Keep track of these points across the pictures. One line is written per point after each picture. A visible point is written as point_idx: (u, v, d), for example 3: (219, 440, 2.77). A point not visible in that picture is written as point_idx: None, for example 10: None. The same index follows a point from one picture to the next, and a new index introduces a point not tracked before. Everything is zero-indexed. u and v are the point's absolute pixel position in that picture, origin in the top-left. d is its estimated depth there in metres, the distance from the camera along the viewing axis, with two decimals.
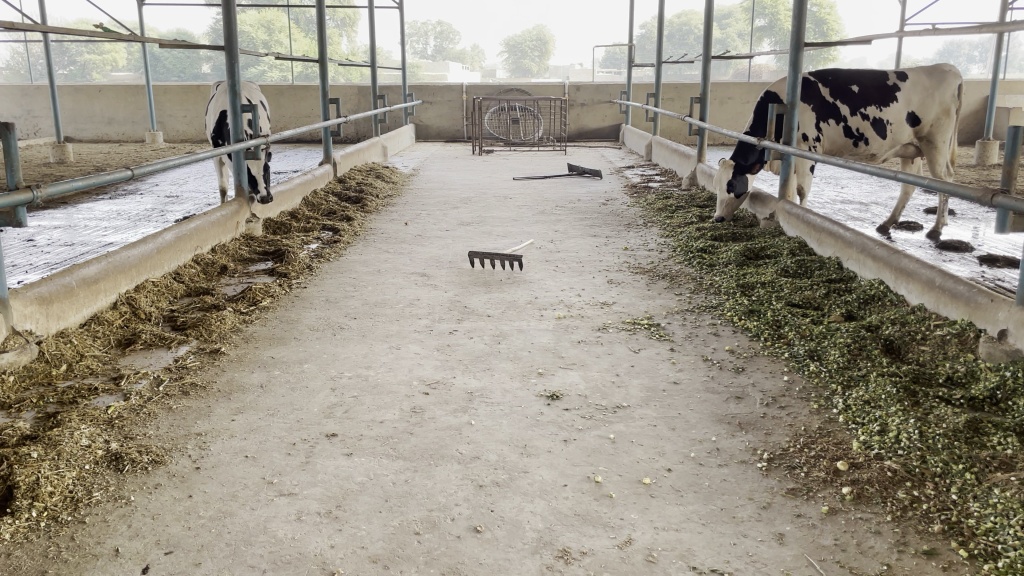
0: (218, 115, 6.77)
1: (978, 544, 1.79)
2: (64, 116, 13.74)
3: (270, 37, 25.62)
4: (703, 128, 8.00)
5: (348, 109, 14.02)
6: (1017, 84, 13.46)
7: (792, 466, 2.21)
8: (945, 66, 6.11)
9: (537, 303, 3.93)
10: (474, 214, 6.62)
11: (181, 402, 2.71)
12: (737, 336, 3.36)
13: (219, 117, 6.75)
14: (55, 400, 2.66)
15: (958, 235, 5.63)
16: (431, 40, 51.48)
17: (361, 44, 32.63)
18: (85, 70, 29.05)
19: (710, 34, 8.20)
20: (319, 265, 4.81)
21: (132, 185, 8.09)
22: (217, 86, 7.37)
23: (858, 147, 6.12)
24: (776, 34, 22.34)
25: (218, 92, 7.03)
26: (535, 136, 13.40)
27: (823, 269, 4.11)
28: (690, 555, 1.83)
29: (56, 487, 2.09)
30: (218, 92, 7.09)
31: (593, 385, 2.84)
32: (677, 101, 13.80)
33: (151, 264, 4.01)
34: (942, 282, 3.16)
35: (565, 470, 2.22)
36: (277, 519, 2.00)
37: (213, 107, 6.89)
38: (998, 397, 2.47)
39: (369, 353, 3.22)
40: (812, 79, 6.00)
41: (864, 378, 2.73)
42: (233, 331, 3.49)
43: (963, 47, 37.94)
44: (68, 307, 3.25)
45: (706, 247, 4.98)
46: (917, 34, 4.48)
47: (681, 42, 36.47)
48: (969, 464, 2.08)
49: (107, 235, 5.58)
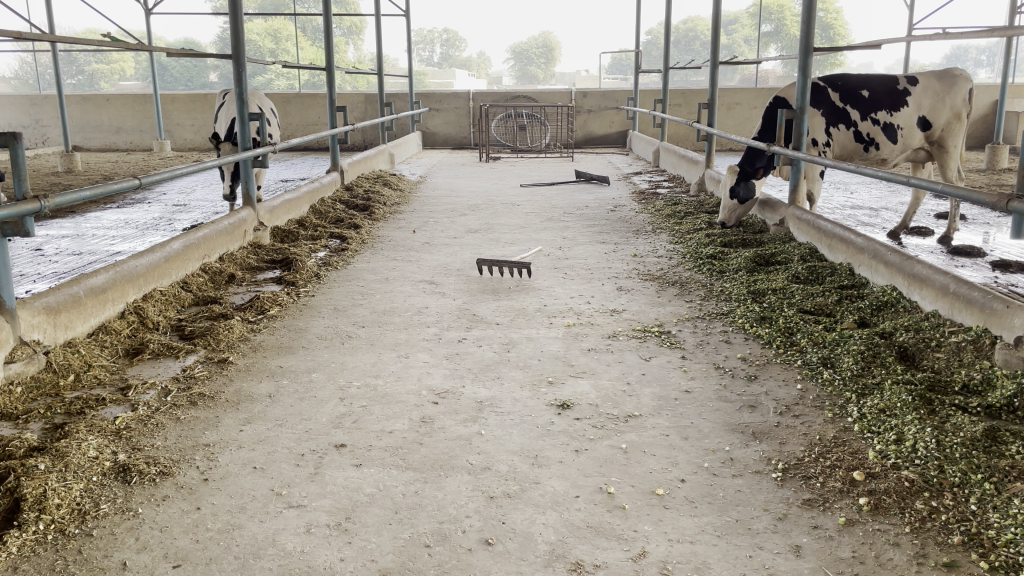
0: (227, 122, 6.77)
1: (999, 556, 1.74)
2: (72, 125, 13.81)
3: (277, 45, 25.79)
4: (711, 134, 7.96)
5: (355, 117, 14.06)
6: None
7: (807, 476, 2.17)
8: (956, 70, 6.07)
9: (546, 310, 3.91)
10: (481, 221, 6.61)
11: (189, 412, 2.70)
12: (748, 344, 3.32)
13: (228, 125, 6.76)
14: (63, 411, 2.65)
15: (969, 240, 5.58)
16: (437, 47, 51.72)
17: (368, 53, 32.81)
18: (92, 79, 29.25)
19: (718, 40, 8.15)
20: (327, 273, 4.80)
21: (140, 195, 8.10)
22: (225, 95, 7.38)
23: (868, 152, 6.08)
24: (782, 39, 22.33)
25: (227, 100, 7.03)
26: (542, 142, 13.42)
27: (835, 276, 4.08)
28: (705, 568, 1.79)
29: (63, 499, 2.07)
30: (226, 100, 7.09)
31: (604, 394, 2.81)
32: (684, 107, 13.79)
33: (158, 273, 4.00)
34: (957, 288, 3.12)
35: (577, 481, 2.19)
36: (286, 532, 1.98)
37: (222, 115, 6.89)
38: (1015, 405, 2.43)
39: (378, 362, 3.20)
40: (821, 84, 5.98)
41: (879, 386, 2.69)
42: (241, 340, 3.48)
43: (970, 51, 37.86)
44: (76, 317, 3.24)
45: (716, 253, 4.95)
46: (928, 38, 4.44)
47: (687, 48, 36.54)
48: (988, 474, 2.04)
49: (114, 244, 5.59)
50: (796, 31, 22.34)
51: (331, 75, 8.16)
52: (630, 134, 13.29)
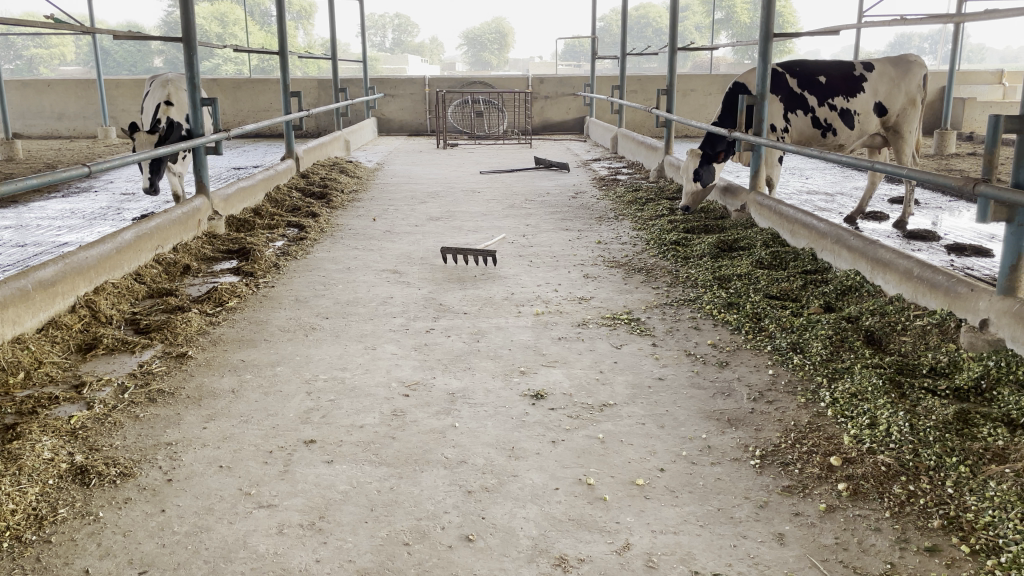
0: (152, 109, 6.40)
1: (979, 540, 1.76)
2: (11, 112, 13.25)
3: (224, 30, 25.27)
4: (671, 120, 7.96)
5: (308, 103, 13.78)
6: (971, 75, 13.82)
7: (785, 462, 2.17)
8: (910, 57, 6.17)
9: (514, 299, 3.85)
10: (442, 209, 6.52)
11: (148, 410, 2.59)
12: (718, 330, 3.33)
13: (153, 111, 6.38)
14: (13, 410, 2.52)
15: (923, 224, 5.69)
16: (389, 33, 51.21)
17: (318, 38, 32.22)
18: (31, 64, 28.35)
19: (676, 24, 8.08)
20: (286, 262, 4.68)
21: (86, 183, 7.82)
22: (152, 81, 6.98)
23: (826, 138, 6.15)
24: (735, 25, 22.41)
25: (152, 86, 6.61)
26: (500, 129, 13.35)
27: (798, 260, 4.12)
28: (691, 559, 1.78)
29: (18, 505, 1.96)
30: (152, 85, 6.68)
31: (578, 383, 2.78)
32: (640, 93, 13.83)
33: (110, 265, 3.84)
34: (920, 272, 3.16)
35: (555, 473, 2.16)
36: (257, 533, 1.90)
37: (148, 102, 6.50)
38: (982, 386, 2.47)
39: (344, 354, 3.11)
40: (780, 71, 6.02)
41: (850, 370, 2.72)
42: (200, 333, 3.36)
43: (912, 39, 38.89)
44: (24, 312, 3.09)
45: (679, 239, 4.95)
46: (887, 23, 4.47)
47: (640, 34, 36.80)
48: (963, 457, 2.06)
49: (61, 235, 5.36)
50: (747, 18, 22.52)
51: (284, 59, 7.91)
52: (587, 119, 13.29)
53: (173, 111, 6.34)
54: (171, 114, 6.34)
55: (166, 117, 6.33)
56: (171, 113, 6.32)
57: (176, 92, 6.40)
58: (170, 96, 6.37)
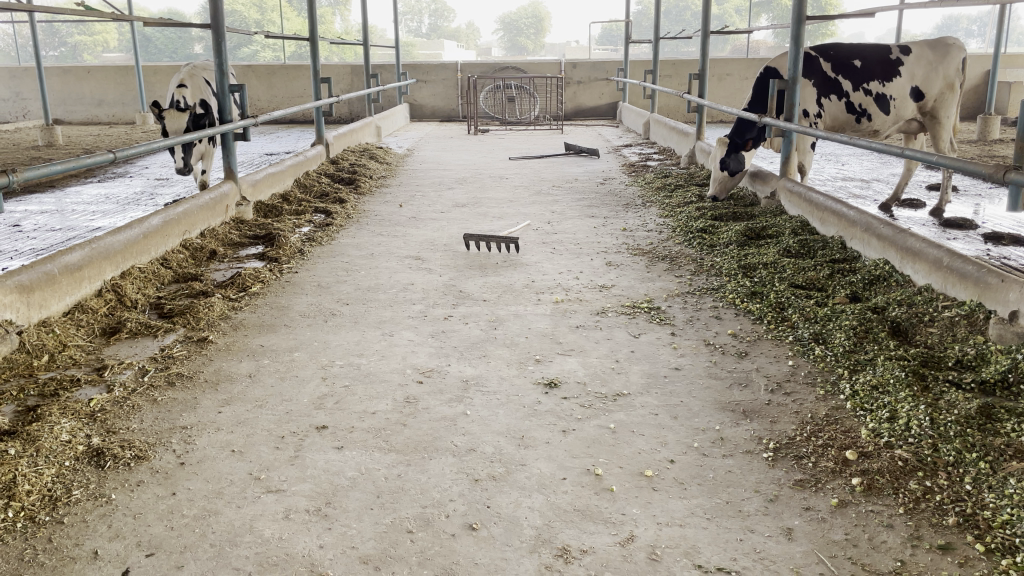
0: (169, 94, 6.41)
1: (995, 538, 1.71)
2: (52, 98, 13.52)
3: (262, 17, 25.52)
4: (703, 104, 7.79)
5: (341, 89, 13.85)
6: (1017, 59, 13.39)
7: (799, 456, 2.13)
8: (949, 39, 5.96)
9: (534, 287, 3.83)
10: (469, 195, 6.50)
11: (166, 393, 2.63)
12: (739, 320, 3.27)
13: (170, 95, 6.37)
14: (36, 393, 2.57)
15: (961, 212, 5.53)
16: (426, 18, 51.26)
17: (354, 25, 32.34)
18: (75, 52, 29.07)
19: (711, 6, 7.87)
20: (311, 248, 4.71)
21: (121, 168, 7.96)
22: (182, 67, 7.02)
23: (861, 123, 6.01)
24: (775, 9, 22.02)
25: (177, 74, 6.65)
26: (531, 114, 13.26)
27: (826, 249, 4.02)
28: (695, 553, 1.75)
29: (33, 486, 2.00)
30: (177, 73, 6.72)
31: (593, 371, 2.76)
32: (674, 78, 13.64)
33: (137, 250, 3.90)
34: (950, 262, 3.06)
35: (564, 463, 2.14)
36: (263, 518, 1.92)
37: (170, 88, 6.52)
38: (1010, 380, 2.38)
39: (362, 340, 3.12)
40: (813, 54, 5.87)
41: (872, 362, 2.65)
42: (222, 318, 3.40)
43: (960, 22, 37.59)
44: (51, 295, 3.15)
45: (706, 227, 4.88)
46: (923, 6, 4.31)
47: (677, 19, 36.31)
48: (982, 453, 2.00)
49: (94, 220, 5.46)
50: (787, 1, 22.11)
51: (314, 45, 7.90)
52: (620, 105, 13.15)
53: (187, 93, 6.31)
54: (186, 94, 6.30)
55: (182, 99, 6.29)
56: (185, 94, 6.28)
57: (191, 77, 6.40)
58: (185, 80, 6.36)
